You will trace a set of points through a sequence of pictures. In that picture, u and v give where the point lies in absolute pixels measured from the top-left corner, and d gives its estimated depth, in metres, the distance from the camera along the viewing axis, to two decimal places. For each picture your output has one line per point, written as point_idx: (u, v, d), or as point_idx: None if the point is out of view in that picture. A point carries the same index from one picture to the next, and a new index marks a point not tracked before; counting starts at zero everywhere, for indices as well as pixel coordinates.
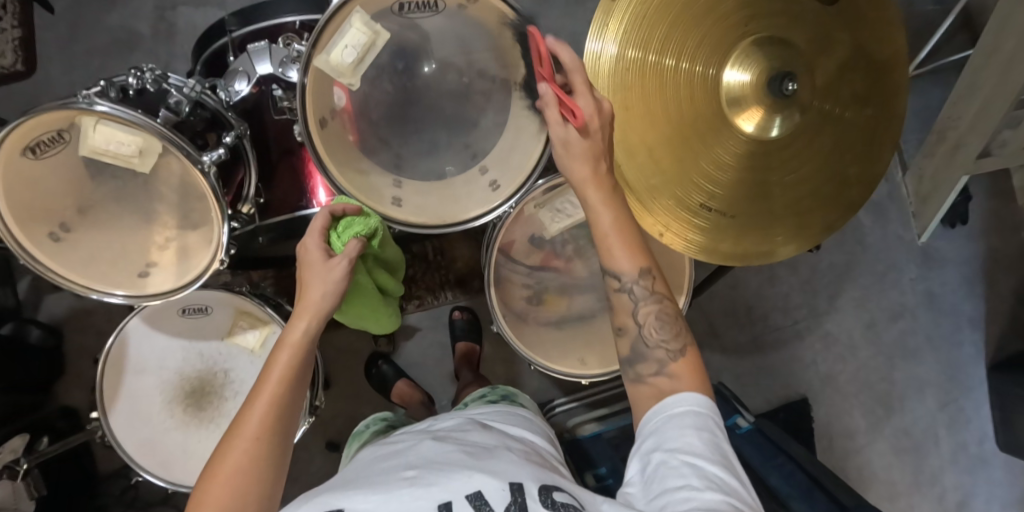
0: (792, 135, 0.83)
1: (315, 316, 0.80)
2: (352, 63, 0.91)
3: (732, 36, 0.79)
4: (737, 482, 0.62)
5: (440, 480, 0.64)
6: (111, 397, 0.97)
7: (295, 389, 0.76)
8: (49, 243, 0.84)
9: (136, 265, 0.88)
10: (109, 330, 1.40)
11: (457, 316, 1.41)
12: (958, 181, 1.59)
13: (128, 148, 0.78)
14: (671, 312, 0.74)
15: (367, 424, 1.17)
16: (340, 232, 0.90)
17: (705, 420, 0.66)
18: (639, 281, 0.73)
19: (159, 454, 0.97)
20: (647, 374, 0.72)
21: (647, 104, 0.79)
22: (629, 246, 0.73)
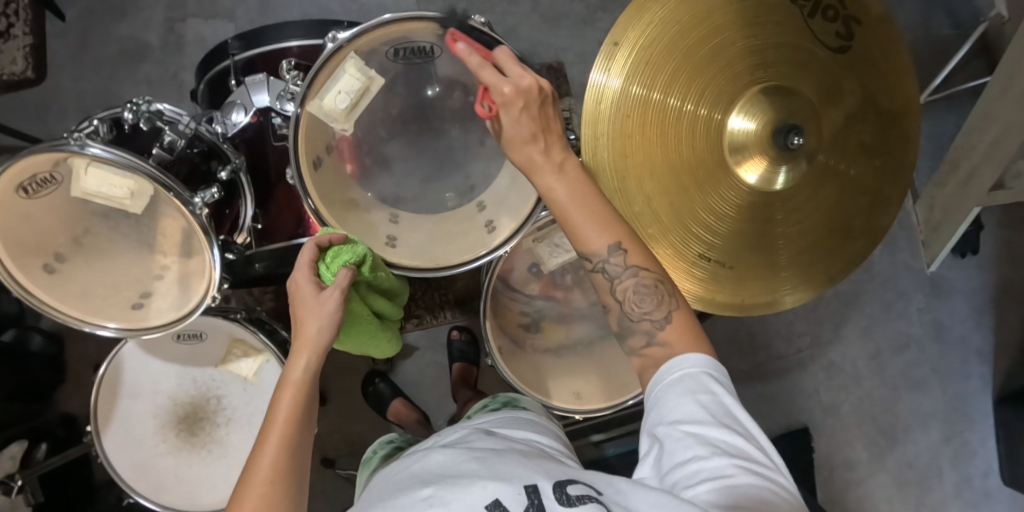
0: (796, 186, 0.82)
1: (313, 351, 0.83)
2: (346, 108, 0.90)
3: (741, 83, 0.78)
4: (744, 437, 0.59)
5: (456, 497, 0.57)
6: (105, 419, 0.98)
7: (301, 423, 0.77)
8: (43, 275, 0.85)
9: (130, 298, 0.89)
10: (111, 339, 1.41)
11: (456, 336, 1.41)
12: (969, 211, 1.56)
13: (120, 191, 0.78)
14: (652, 282, 0.71)
15: (375, 449, 1.17)
16: (328, 262, 0.89)
17: (700, 379, 0.63)
18: (612, 259, 0.70)
19: (152, 477, 0.98)
20: (639, 347, 0.70)
21: (649, 150, 0.78)
22: (598, 223, 0.70)
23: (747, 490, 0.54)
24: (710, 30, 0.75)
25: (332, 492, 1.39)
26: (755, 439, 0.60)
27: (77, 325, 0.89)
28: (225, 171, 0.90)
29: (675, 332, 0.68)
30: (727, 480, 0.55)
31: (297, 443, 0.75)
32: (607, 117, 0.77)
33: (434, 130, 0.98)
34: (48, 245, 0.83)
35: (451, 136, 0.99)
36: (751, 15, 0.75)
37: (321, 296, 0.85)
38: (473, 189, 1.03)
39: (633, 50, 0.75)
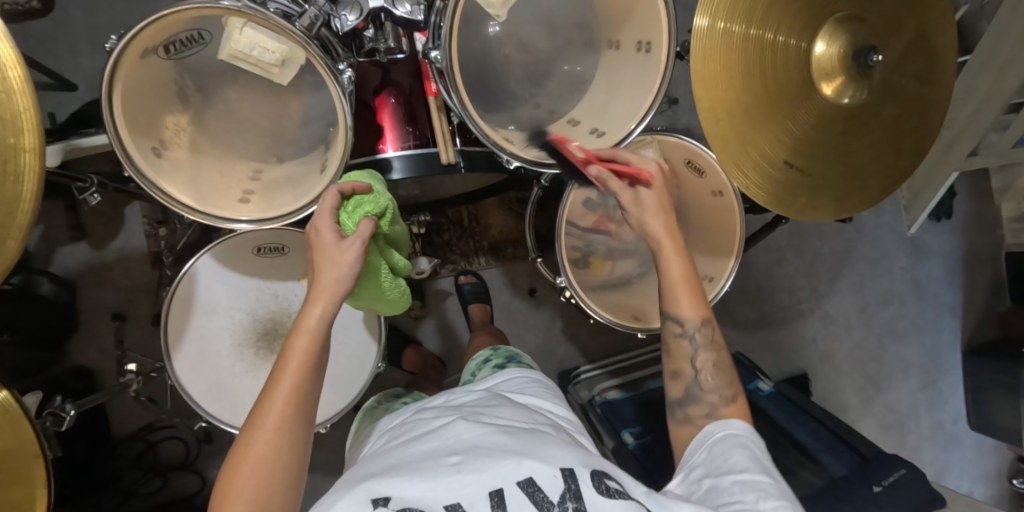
0: (861, 107, 0.90)
1: (330, 300, 0.70)
2: None
3: (825, 12, 0.86)
4: (781, 488, 0.67)
5: (488, 466, 0.64)
6: (176, 338, 0.87)
7: (311, 378, 0.68)
8: (153, 160, 0.76)
9: (235, 192, 0.81)
10: (129, 286, 1.33)
11: (464, 281, 1.41)
12: (949, 178, 1.60)
13: (271, 56, 0.72)
14: (725, 362, 0.82)
15: (378, 400, 1.12)
16: (350, 212, 0.77)
17: (744, 442, 0.73)
18: (701, 329, 0.82)
19: (230, 399, 0.89)
20: (697, 416, 0.80)
21: (746, 67, 0.84)
22: (695, 299, 0.82)
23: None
24: None
25: None
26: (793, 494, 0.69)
27: (187, 216, 0.78)
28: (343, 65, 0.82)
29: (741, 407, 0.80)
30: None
31: (308, 393, 0.67)
32: (718, 34, 0.82)
33: (490, 71, 0.90)
34: (162, 124, 0.76)
35: (504, 78, 0.91)
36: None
37: (341, 244, 0.73)
38: (553, 113, 0.94)
39: None
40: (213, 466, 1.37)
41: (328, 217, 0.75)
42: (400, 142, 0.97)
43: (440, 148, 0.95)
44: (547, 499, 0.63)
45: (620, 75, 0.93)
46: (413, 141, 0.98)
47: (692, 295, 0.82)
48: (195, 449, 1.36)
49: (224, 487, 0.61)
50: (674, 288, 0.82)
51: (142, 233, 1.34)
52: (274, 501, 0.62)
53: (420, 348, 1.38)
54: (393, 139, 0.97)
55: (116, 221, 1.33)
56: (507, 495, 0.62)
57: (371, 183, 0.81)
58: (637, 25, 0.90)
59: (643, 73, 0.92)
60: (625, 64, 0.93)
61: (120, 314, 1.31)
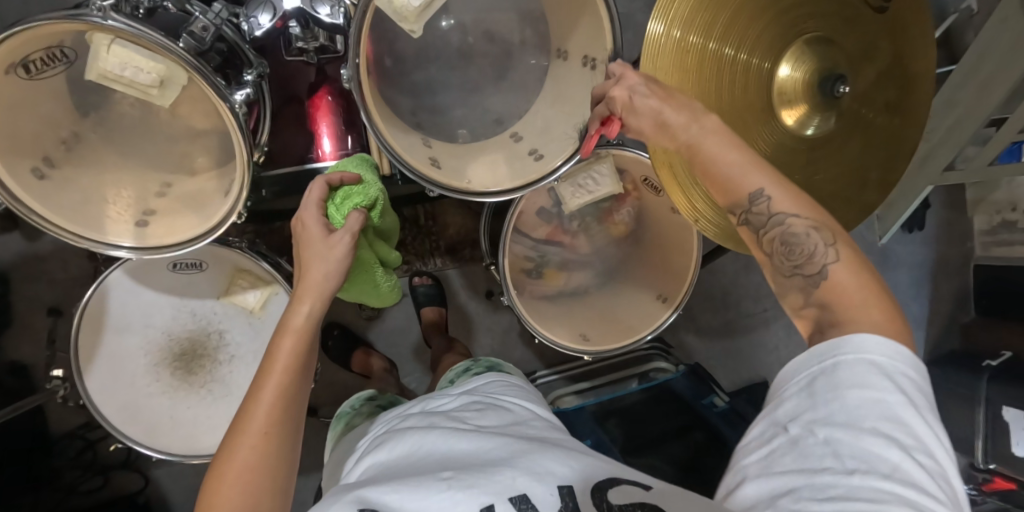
0: (823, 139, 0.85)
1: (318, 298, 0.69)
2: (419, 7, 0.71)
3: (791, 33, 0.81)
4: (902, 451, 0.45)
5: (480, 482, 0.59)
6: (87, 357, 0.83)
7: (297, 379, 0.65)
8: (34, 183, 0.71)
9: (130, 214, 0.76)
10: (64, 280, 1.27)
11: (418, 283, 1.36)
12: (923, 191, 1.54)
13: (147, 76, 0.64)
14: (805, 224, 0.58)
15: (352, 404, 1.08)
16: (339, 204, 0.78)
17: (860, 373, 0.49)
18: (761, 203, 0.60)
19: (145, 420, 0.86)
20: (796, 308, 0.58)
21: (699, 89, 0.78)
22: (741, 167, 0.61)
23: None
24: None
25: (313, 443, 1.36)
26: (931, 453, 0.47)
27: (82, 245, 0.75)
28: (251, 75, 0.76)
29: (857, 275, 0.55)
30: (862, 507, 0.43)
31: (294, 397, 0.65)
32: (667, 53, 0.76)
33: (432, 71, 0.87)
34: (43, 142, 0.70)
35: (461, 71, 0.89)
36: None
37: (329, 240, 0.72)
38: (500, 122, 0.90)
39: None
40: (157, 464, 1.34)
41: (315, 210, 0.75)
42: (337, 146, 0.94)
43: (377, 159, 0.92)
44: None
45: (567, 89, 0.85)
46: (351, 143, 0.94)
47: (737, 172, 0.61)
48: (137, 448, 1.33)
49: (208, 497, 0.58)
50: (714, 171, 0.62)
51: None
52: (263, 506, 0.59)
53: (370, 350, 1.33)
54: (330, 135, 0.94)
55: None
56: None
57: (361, 173, 0.82)
58: (583, 38, 0.82)
59: (585, 91, 0.82)
60: (573, 78, 0.84)
61: (56, 310, 1.25)
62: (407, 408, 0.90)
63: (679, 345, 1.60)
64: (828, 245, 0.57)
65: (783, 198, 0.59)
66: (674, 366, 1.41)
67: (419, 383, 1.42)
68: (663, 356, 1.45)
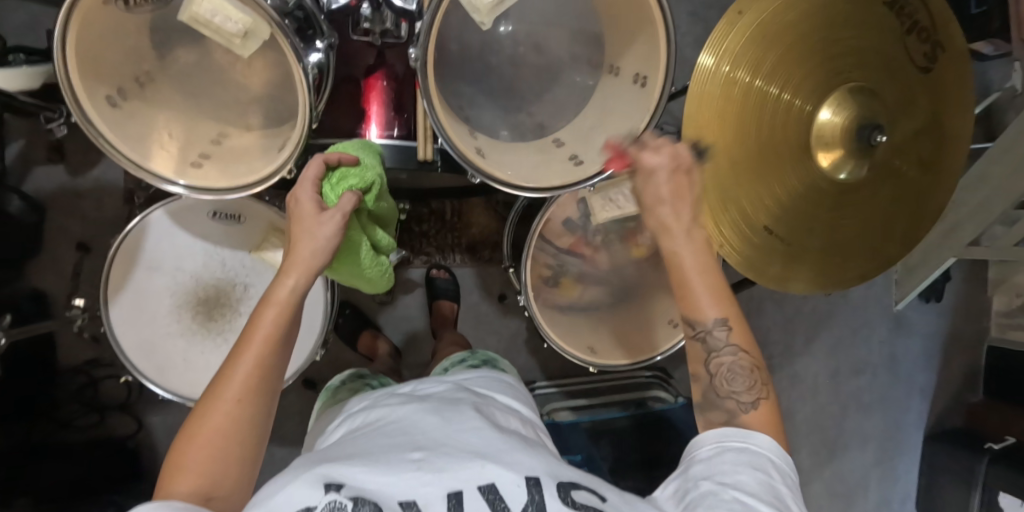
0: (856, 184, 0.87)
1: (306, 273, 0.70)
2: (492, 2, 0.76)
3: (837, 79, 0.84)
4: None
5: (449, 467, 0.61)
6: (116, 287, 0.86)
7: (275, 353, 0.67)
8: (106, 109, 0.74)
9: (188, 154, 0.79)
10: (97, 219, 1.31)
11: (436, 275, 1.39)
12: (945, 261, 1.54)
13: (234, 25, 0.69)
14: (748, 366, 0.69)
15: (340, 379, 1.07)
16: (334, 184, 0.78)
17: (763, 460, 0.62)
18: (722, 330, 0.69)
19: (158, 357, 0.88)
20: (714, 423, 0.69)
21: (740, 121, 0.80)
22: (710, 294, 0.70)
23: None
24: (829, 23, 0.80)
25: (306, 416, 1.37)
26: None
27: (134, 171, 0.76)
28: (321, 43, 0.79)
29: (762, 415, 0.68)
30: None
31: (273, 369, 0.66)
32: (717, 85, 0.79)
33: (484, 69, 0.90)
34: (121, 72, 0.74)
35: (509, 75, 0.91)
36: (844, 21, 0.81)
37: (321, 217, 0.73)
38: (541, 127, 0.93)
39: (756, 23, 0.77)
40: (153, 412, 1.37)
41: (309, 186, 0.75)
42: (384, 126, 0.95)
43: (419, 143, 0.91)
44: (506, 509, 0.59)
45: (616, 102, 0.88)
46: (396, 128, 0.95)
47: (693, 292, 0.70)
48: (137, 392, 1.36)
49: (176, 456, 0.61)
50: (680, 281, 0.70)
51: (121, 169, 1.31)
52: (229, 472, 0.62)
53: (377, 334, 1.35)
54: (378, 121, 0.95)
55: (97, 151, 1.31)
56: (465, 499, 0.58)
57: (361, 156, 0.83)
58: (637, 56, 0.85)
59: (636, 105, 0.85)
60: (621, 93, 0.88)
61: (84, 245, 1.30)
62: (406, 384, 0.93)
63: (680, 379, 1.59)
64: (748, 389, 0.68)
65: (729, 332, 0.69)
66: (673, 397, 1.41)
67: (419, 373, 1.43)
68: (662, 386, 1.45)
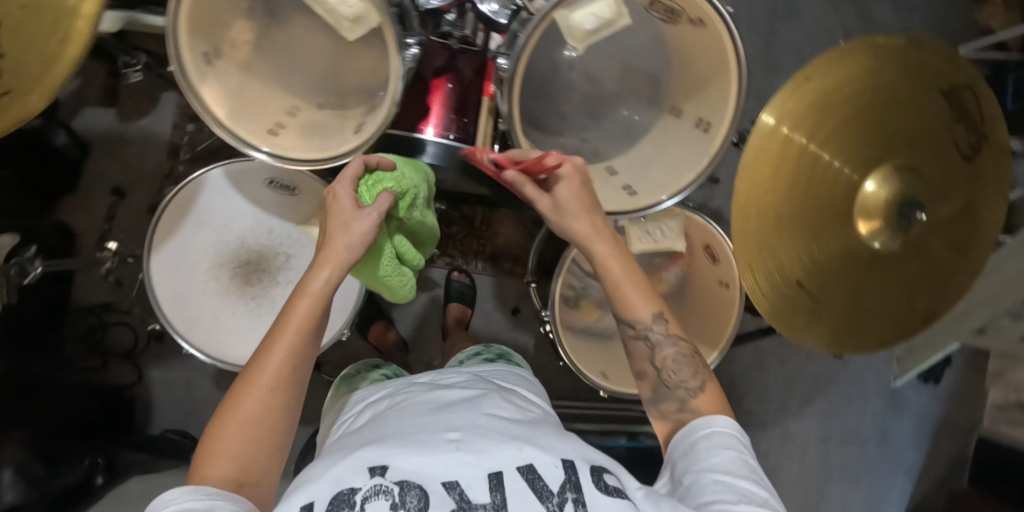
0: (887, 256, 0.90)
1: (337, 268, 0.72)
2: (588, 31, 0.77)
3: (883, 154, 0.88)
4: (765, 490, 0.63)
5: (486, 449, 0.64)
6: (163, 238, 0.88)
7: (305, 342, 0.69)
8: (201, 65, 0.77)
9: (266, 121, 0.82)
10: (137, 167, 1.33)
11: (456, 278, 1.41)
12: (949, 345, 1.56)
13: (348, 10, 0.72)
14: (688, 354, 0.77)
15: (357, 369, 1.08)
16: (370, 185, 0.81)
17: (733, 441, 0.67)
18: (656, 327, 0.77)
19: (190, 313, 0.89)
20: (670, 411, 0.75)
21: (792, 178, 0.84)
22: (645, 296, 0.78)
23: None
24: (886, 102, 0.85)
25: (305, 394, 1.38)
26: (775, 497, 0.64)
27: (215, 130, 0.78)
28: (413, 42, 0.77)
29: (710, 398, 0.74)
30: None
31: (302, 357, 0.68)
32: (775, 144, 0.83)
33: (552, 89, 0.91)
34: (218, 34, 0.78)
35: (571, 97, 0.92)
36: (898, 102, 0.85)
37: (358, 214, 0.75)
38: (596, 155, 0.95)
39: (815, 92, 0.82)
40: (156, 365, 1.38)
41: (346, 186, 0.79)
42: (442, 127, 0.97)
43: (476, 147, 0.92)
44: (546, 487, 0.62)
45: (674, 143, 0.91)
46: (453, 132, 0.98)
47: (631, 301, 0.77)
48: (144, 343, 1.37)
49: (208, 443, 0.63)
50: (615, 291, 0.78)
51: (169, 122, 1.33)
52: (258, 462, 0.64)
53: (389, 326, 1.37)
54: (436, 122, 0.98)
55: (150, 102, 1.33)
56: (506, 478, 0.62)
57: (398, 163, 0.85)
58: (704, 102, 0.88)
59: (694, 148, 0.89)
60: (681, 136, 0.90)
61: (120, 190, 1.31)
62: (422, 374, 0.96)
63: None
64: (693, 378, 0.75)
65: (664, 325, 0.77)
66: None
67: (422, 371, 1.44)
68: None
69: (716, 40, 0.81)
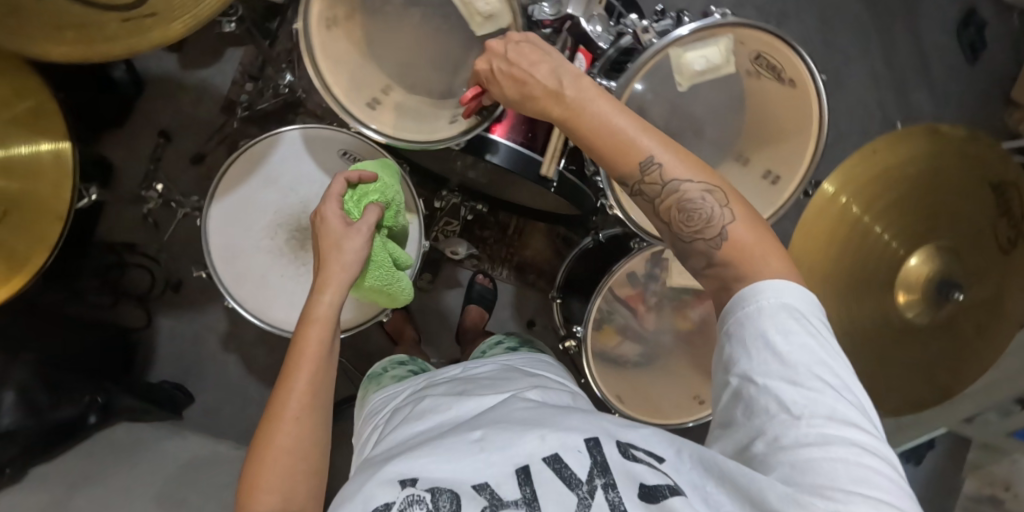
0: (918, 327, 0.95)
1: (338, 291, 0.76)
2: (696, 72, 0.84)
3: (931, 234, 0.91)
4: (834, 386, 0.55)
5: (510, 443, 0.62)
6: (228, 187, 0.90)
7: (323, 368, 0.73)
8: (324, 29, 0.85)
9: (367, 93, 0.88)
10: (188, 115, 1.33)
11: (479, 281, 1.42)
12: (937, 429, 1.60)
13: (484, 6, 0.79)
14: (707, 188, 0.66)
15: (385, 366, 1.09)
16: (356, 200, 0.84)
17: (785, 320, 0.57)
18: (658, 166, 0.66)
19: (239, 265, 0.90)
20: (701, 267, 0.66)
21: (841, 244, 0.89)
22: (635, 137, 0.67)
23: (823, 467, 0.51)
24: (940, 186, 0.89)
25: None
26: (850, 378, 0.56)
27: (321, 93, 0.85)
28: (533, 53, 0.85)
29: (753, 232, 0.64)
30: (814, 446, 0.53)
31: (321, 384, 0.72)
32: (832, 211, 0.88)
33: None
34: (346, 5, 0.85)
35: None
36: (950, 187, 0.89)
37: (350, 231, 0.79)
38: None
39: (879, 165, 0.86)
40: (167, 313, 1.37)
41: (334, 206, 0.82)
42: (509, 131, 0.98)
43: (545, 160, 0.95)
44: (573, 475, 0.59)
45: (739, 190, 0.94)
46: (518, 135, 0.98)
47: (622, 141, 0.67)
48: (159, 290, 1.36)
49: (250, 481, 0.66)
50: (595, 138, 0.68)
51: (229, 77, 1.34)
52: (299, 486, 0.67)
53: (407, 317, 1.38)
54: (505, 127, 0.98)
55: (214, 54, 1.33)
56: (533, 471, 0.59)
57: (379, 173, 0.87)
58: (774, 155, 0.92)
59: (760, 198, 0.92)
60: (748, 186, 0.94)
61: (167, 135, 1.31)
62: (445, 369, 0.96)
63: None
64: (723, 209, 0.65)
65: (672, 164, 0.66)
66: None
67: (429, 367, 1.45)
68: None
69: (797, 101, 0.88)
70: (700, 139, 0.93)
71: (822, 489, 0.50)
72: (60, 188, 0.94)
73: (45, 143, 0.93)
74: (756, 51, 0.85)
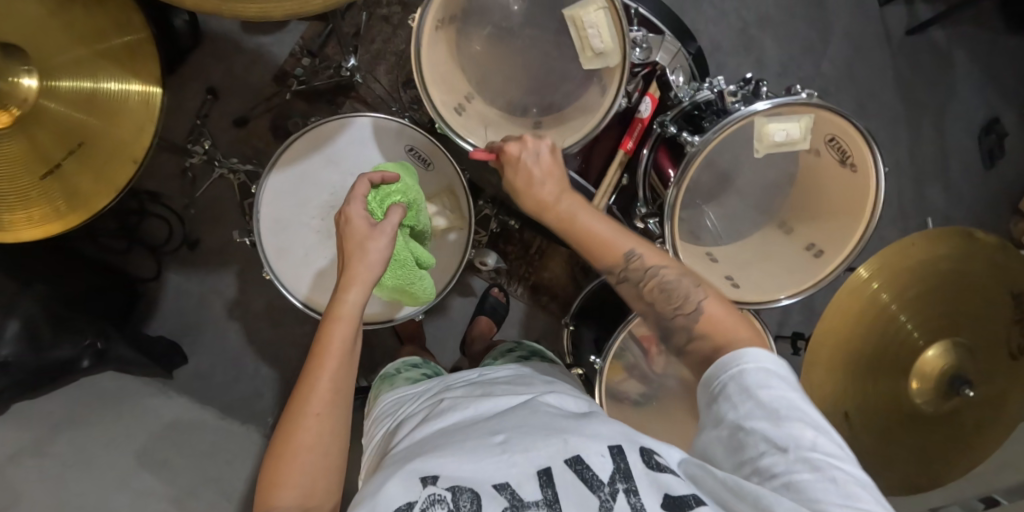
0: (925, 414, 0.99)
1: (364, 287, 0.74)
2: (775, 142, 0.87)
3: (950, 330, 0.95)
4: (813, 429, 0.57)
5: (533, 445, 0.60)
6: (292, 161, 0.95)
7: (346, 367, 0.71)
8: (432, 28, 0.87)
9: (457, 98, 0.90)
10: (239, 77, 1.32)
11: (495, 293, 1.43)
12: None
13: (598, 43, 0.83)
14: (677, 271, 0.73)
15: (397, 368, 1.09)
16: (379, 201, 0.84)
17: (762, 375, 0.61)
18: (636, 259, 0.73)
19: (286, 235, 0.95)
20: (683, 343, 0.70)
21: (869, 327, 0.93)
22: (615, 237, 0.75)
23: (814, 489, 0.53)
24: (966, 287, 0.93)
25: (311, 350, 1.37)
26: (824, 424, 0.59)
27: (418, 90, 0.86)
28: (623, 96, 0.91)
29: (724, 308, 0.70)
30: (804, 476, 0.54)
31: (344, 385, 0.70)
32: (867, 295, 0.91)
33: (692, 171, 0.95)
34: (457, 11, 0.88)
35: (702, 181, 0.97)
36: (975, 290, 0.93)
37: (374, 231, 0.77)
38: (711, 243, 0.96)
39: (916, 259, 0.91)
40: (178, 268, 1.35)
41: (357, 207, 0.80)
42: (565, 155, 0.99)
43: (598, 193, 0.97)
44: (597, 480, 0.58)
45: (780, 256, 0.97)
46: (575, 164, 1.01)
47: (608, 239, 0.74)
48: (175, 244, 1.35)
49: (269, 475, 0.65)
50: (585, 240, 0.75)
51: (287, 49, 1.34)
52: (319, 483, 0.67)
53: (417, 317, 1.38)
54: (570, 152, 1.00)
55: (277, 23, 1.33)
56: (556, 474, 0.58)
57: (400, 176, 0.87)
58: (819, 230, 0.96)
59: (801, 269, 0.96)
60: (791, 255, 0.97)
61: (214, 92, 1.31)
62: (460, 372, 0.92)
63: None
64: (694, 289, 0.72)
65: (650, 254, 0.73)
66: None
67: None
68: None
69: (856, 186, 0.92)
70: (747, 202, 0.97)
71: (821, 507, 0.52)
72: (141, 131, 0.91)
73: (136, 83, 0.90)
74: (830, 133, 0.90)
